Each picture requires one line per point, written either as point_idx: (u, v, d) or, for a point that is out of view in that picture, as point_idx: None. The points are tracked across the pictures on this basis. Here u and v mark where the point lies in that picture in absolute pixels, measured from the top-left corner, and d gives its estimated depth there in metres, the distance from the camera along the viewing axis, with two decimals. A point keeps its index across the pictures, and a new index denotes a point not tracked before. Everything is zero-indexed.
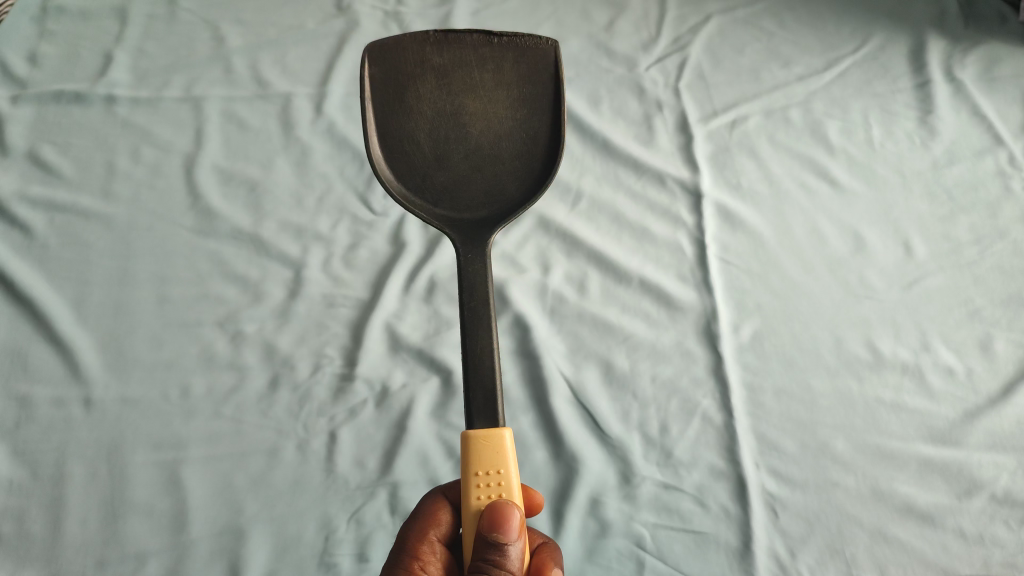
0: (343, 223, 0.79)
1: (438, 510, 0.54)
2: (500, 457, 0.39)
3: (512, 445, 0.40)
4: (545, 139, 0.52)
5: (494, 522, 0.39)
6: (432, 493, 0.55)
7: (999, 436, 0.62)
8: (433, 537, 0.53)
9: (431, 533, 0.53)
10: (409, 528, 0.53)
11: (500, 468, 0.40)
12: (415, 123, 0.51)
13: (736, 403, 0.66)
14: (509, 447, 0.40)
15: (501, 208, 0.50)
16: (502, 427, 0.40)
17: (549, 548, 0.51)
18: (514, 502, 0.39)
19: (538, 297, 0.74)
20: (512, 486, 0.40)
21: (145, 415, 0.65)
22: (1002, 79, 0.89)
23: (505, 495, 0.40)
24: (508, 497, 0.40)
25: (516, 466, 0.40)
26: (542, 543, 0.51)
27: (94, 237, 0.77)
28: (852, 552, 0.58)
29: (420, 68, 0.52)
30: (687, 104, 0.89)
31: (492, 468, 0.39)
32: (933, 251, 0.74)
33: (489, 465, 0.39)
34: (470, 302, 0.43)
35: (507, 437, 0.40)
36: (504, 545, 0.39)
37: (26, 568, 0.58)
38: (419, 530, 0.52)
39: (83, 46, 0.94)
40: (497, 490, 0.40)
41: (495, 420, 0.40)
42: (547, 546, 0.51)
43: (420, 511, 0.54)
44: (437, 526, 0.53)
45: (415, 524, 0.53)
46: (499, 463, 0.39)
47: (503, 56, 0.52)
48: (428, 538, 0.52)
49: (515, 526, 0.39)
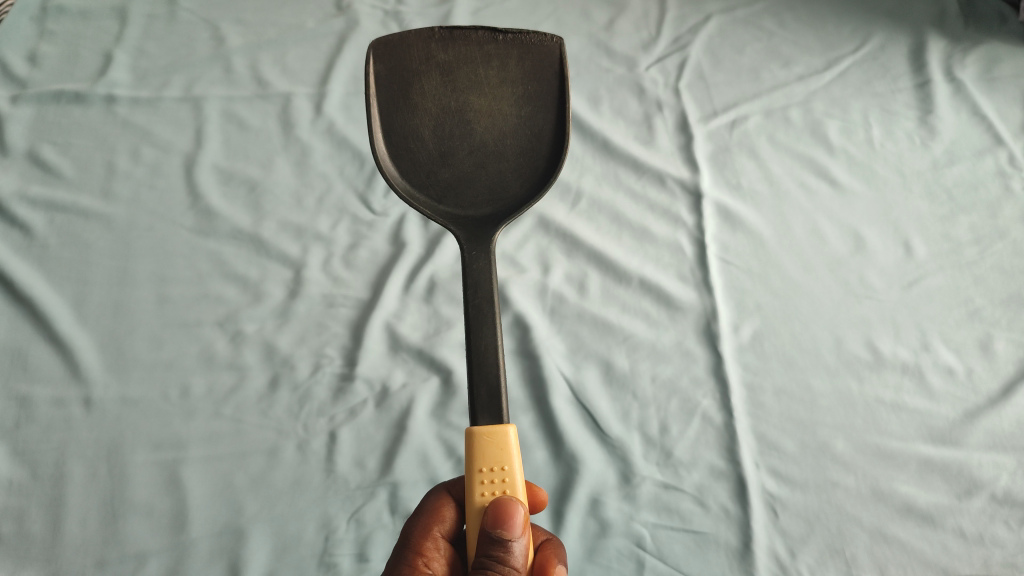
0: (343, 223, 0.79)
1: (442, 507, 0.54)
2: (504, 453, 0.39)
3: (517, 441, 0.40)
4: (550, 136, 0.52)
5: (499, 518, 0.38)
6: (435, 490, 0.55)
7: (998, 436, 0.62)
8: (437, 533, 0.52)
9: (435, 529, 0.52)
10: (413, 524, 0.52)
11: (504, 464, 0.39)
12: (420, 120, 0.51)
13: (736, 403, 0.66)
14: (513, 443, 0.40)
15: (505, 205, 0.50)
16: (507, 424, 0.40)
17: (553, 545, 0.51)
18: (518, 499, 0.39)
19: (539, 297, 0.74)
20: (516, 483, 0.39)
21: (145, 415, 0.65)
22: (1002, 79, 0.89)
23: (509, 492, 0.39)
24: (512, 494, 0.39)
25: (521, 463, 0.40)
26: (546, 540, 0.51)
27: (94, 237, 0.77)
28: (853, 552, 0.58)
29: (425, 65, 0.51)
30: (687, 104, 0.89)
31: (496, 465, 0.39)
32: (933, 251, 0.74)
33: (493, 461, 0.39)
34: (475, 300, 0.43)
35: (512, 433, 0.40)
36: (508, 541, 0.39)
37: (26, 568, 0.58)
38: (423, 526, 0.52)
39: (82, 46, 0.94)
40: (501, 486, 0.39)
41: (500, 416, 0.40)
42: (552, 542, 0.51)
43: (424, 507, 0.54)
44: (441, 523, 0.53)
45: (419, 520, 0.52)
46: (503, 459, 0.39)
47: (508, 53, 0.52)
48: (432, 534, 0.52)
49: (519, 522, 0.39)
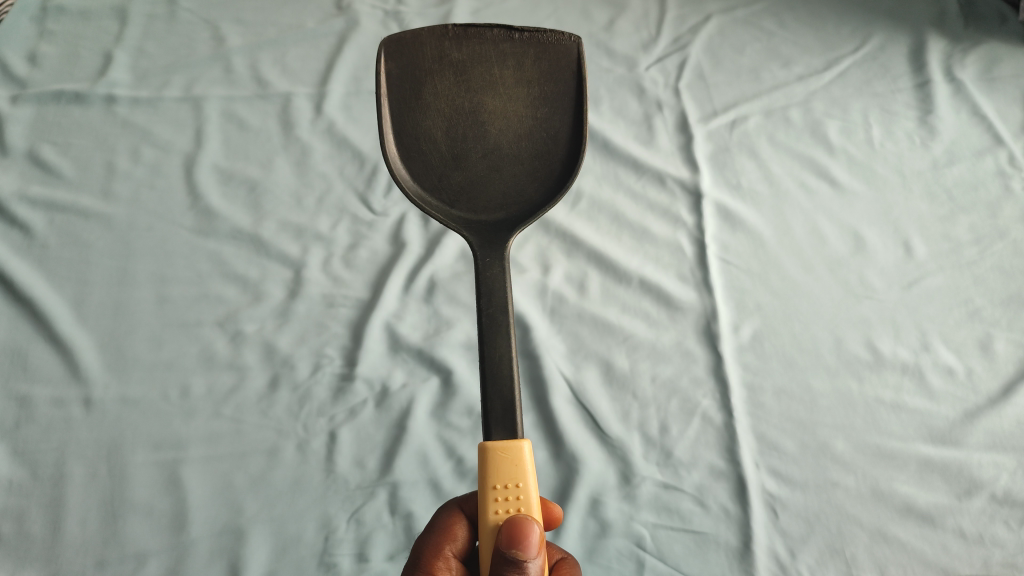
0: (343, 223, 0.79)
1: (453, 525, 0.53)
2: (519, 469, 0.38)
3: (532, 457, 0.39)
4: (566, 138, 0.52)
5: (514, 537, 0.37)
6: (447, 506, 0.54)
7: (998, 436, 0.62)
8: (448, 553, 0.51)
9: (446, 548, 0.51)
10: (424, 542, 0.52)
11: (519, 481, 0.38)
12: (432, 121, 0.51)
13: (735, 402, 0.66)
14: (527, 459, 0.39)
15: (521, 210, 0.49)
16: (522, 439, 0.39)
17: (568, 564, 0.50)
18: (533, 517, 0.38)
19: (539, 297, 0.74)
20: (531, 500, 0.38)
21: (145, 415, 0.65)
22: (1003, 78, 0.89)
23: (524, 510, 0.38)
24: (526, 512, 0.38)
25: (535, 480, 0.39)
26: (560, 558, 0.50)
27: (93, 236, 0.77)
28: (853, 552, 0.58)
29: (438, 63, 0.52)
30: (687, 103, 0.89)
31: (511, 482, 0.38)
32: (932, 251, 0.74)
33: (508, 478, 0.38)
34: (488, 308, 0.42)
35: (526, 448, 0.39)
36: (523, 562, 0.37)
37: (26, 568, 0.58)
38: (434, 544, 0.51)
39: (83, 45, 0.95)
40: (515, 504, 0.38)
41: (516, 431, 0.39)
42: (566, 562, 0.50)
43: (434, 525, 0.53)
44: (452, 541, 0.52)
45: (431, 539, 0.52)
46: (517, 475, 0.38)
47: (524, 52, 0.52)
48: (444, 553, 0.51)
49: (534, 542, 0.38)
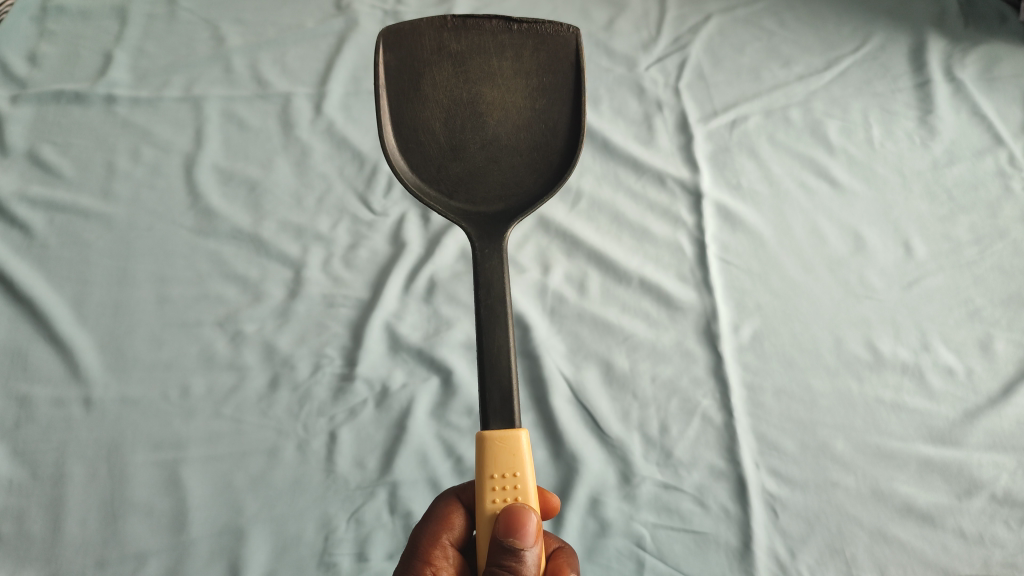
0: (343, 223, 0.79)
1: (451, 513, 0.53)
2: (517, 459, 0.38)
3: (530, 446, 0.39)
4: (565, 130, 0.52)
5: (511, 526, 0.37)
6: (445, 495, 0.54)
7: (998, 436, 0.62)
8: (445, 541, 0.52)
9: (445, 537, 0.52)
10: (423, 530, 0.52)
11: (517, 470, 0.38)
12: (431, 112, 0.51)
13: (735, 402, 0.66)
14: (525, 448, 0.38)
15: (519, 201, 0.49)
16: (520, 428, 0.39)
17: (565, 553, 0.49)
18: (530, 506, 0.38)
19: (538, 296, 0.74)
20: (528, 490, 0.38)
21: (145, 415, 0.65)
22: (1003, 78, 0.89)
23: (522, 499, 0.38)
24: (524, 501, 0.38)
25: (533, 469, 0.39)
26: (558, 548, 0.50)
27: (93, 236, 0.77)
28: (852, 551, 0.58)
29: (437, 55, 0.51)
30: (687, 103, 0.89)
31: (508, 471, 0.38)
32: (932, 250, 0.74)
33: (505, 467, 0.38)
34: (487, 300, 0.42)
35: (524, 438, 0.39)
36: (521, 550, 0.38)
37: (26, 568, 0.58)
38: (432, 533, 0.51)
39: (83, 45, 0.95)
40: (513, 494, 0.38)
41: (513, 420, 0.39)
42: (563, 550, 0.50)
43: (432, 513, 0.53)
44: (450, 530, 0.52)
45: (429, 527, 0.52)
46: (515, 465, 0.38)
47: (523, 43, 0.52)
48: (441, 542, 0.51)
49: (531, 530, 0.38)
